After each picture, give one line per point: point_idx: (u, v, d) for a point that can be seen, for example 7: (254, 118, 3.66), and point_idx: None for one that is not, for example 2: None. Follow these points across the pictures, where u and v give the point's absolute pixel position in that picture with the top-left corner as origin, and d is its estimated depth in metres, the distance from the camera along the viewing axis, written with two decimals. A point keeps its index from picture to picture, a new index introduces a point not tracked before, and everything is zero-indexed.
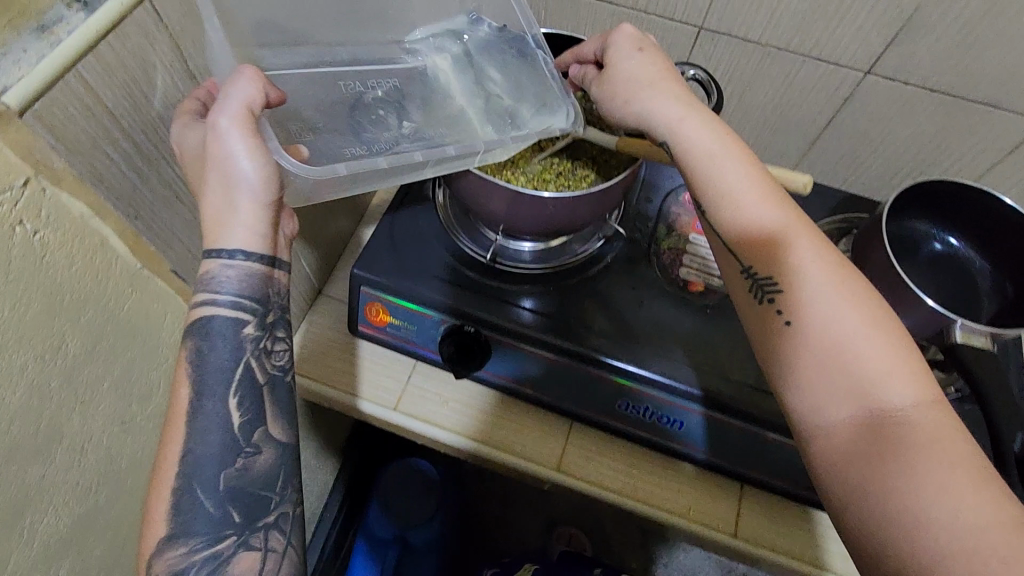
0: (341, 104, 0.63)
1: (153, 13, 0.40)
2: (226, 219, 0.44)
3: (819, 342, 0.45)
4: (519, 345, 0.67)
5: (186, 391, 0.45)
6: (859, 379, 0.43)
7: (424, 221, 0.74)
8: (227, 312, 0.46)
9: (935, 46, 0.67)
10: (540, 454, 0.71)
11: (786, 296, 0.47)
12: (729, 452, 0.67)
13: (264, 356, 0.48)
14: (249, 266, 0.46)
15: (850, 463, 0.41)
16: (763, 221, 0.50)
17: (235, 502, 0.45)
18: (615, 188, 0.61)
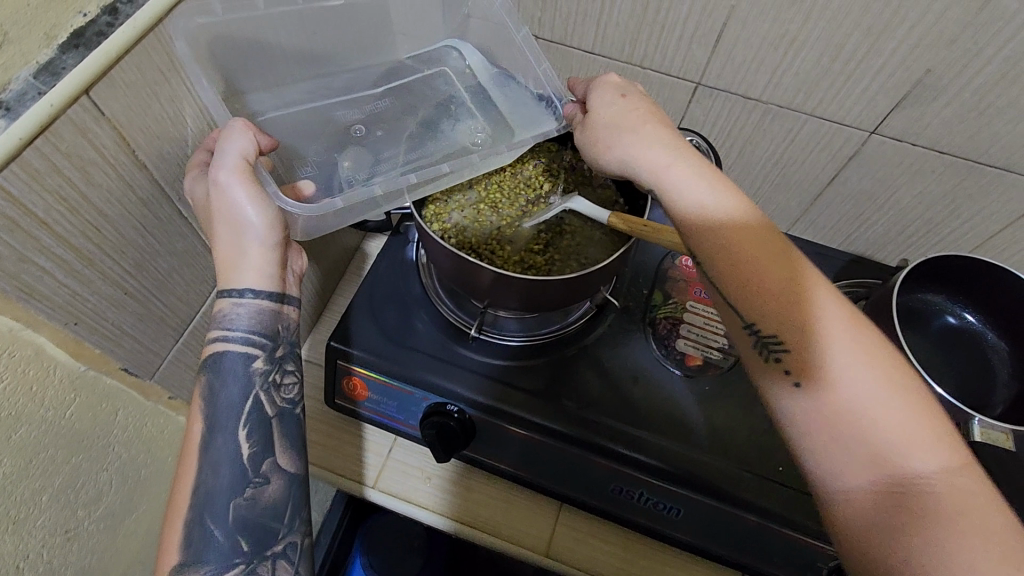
0: (338, 134, 0.59)
1: (92, 108, 0.36)
2: (234, 260, 0.45)
3: (833, 407, 0.39)
4: (493, 421, 0.62)
5: (198, 427, 0.44)
6: (879, 445, 0.38)
7: (406, 287, 0.71)
8: (238, 346, 0.46)
9: (945, 110, 0.64)
10: (528, 537, 0.66)
11: (795, 356, 0.41)
12: (731, 542, 0.62)
13: (273, 390, 0.47)
14: (258, 302, 0.46)
15: (871, 534, 0.37)
16: (766, 272, 0.42)
17: (244, 530, 0.44)
18: (608, 267, 0.58)
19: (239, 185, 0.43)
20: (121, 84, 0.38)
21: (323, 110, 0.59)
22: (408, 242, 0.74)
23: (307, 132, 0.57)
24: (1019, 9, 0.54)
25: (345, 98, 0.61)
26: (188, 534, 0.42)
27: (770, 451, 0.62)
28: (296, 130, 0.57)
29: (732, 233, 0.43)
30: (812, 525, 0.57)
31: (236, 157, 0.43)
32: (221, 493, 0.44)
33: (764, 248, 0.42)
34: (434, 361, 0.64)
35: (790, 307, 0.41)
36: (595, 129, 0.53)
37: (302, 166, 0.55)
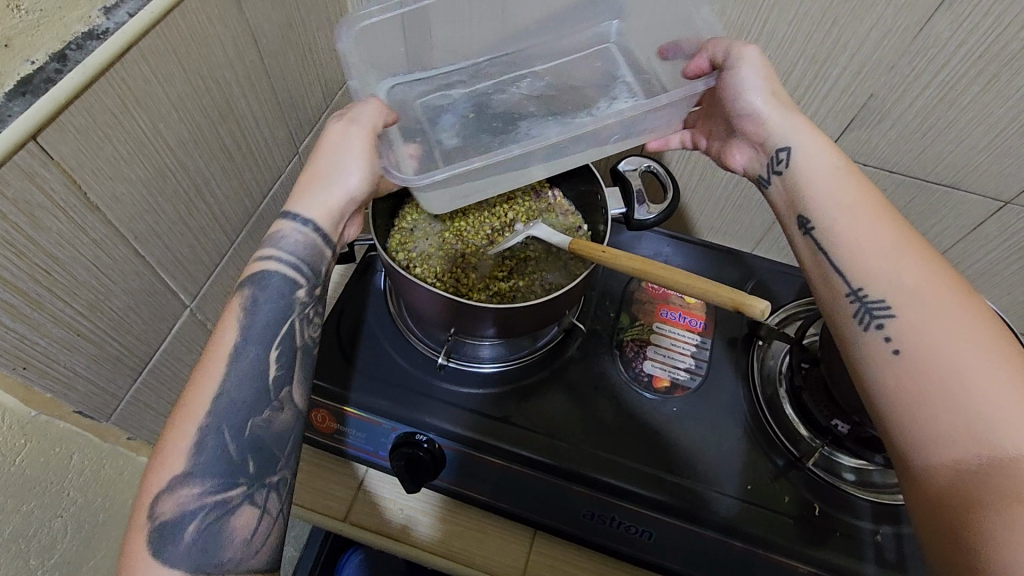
0: (481, 120, 0.63)
1: (40, 153, 0.36)
2: (309, 194, 0.49)
3: (928, 372, 0.40)
4: (472, 453, 0.62)
5: (231, 335, 0.43)
6: (969, 414, 0.37)
7: (374, 317, 0.71)
8: (285, 268, 0.46)
9: (891, 131, 0.66)
10: (503, 566, 0.66)
11: (900, 323, 0.42)
12: (703, 562, 0.62)
13: (305, 324, 0.47)
14: (311, 234, 0.48)
15: (948, 504, 0.36)
16: (878, 245, 0.45)
17: (254, 451, 0.42)
18: (569, 294, 0.58)
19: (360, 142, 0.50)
20: (72, 129, 0.38)
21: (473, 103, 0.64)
22: (374, 271, 0.75)
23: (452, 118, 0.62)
24: (951, 37, 0.56)
25: (509, 78, 0.66)
26: (198, 441, 0.41)
27: (740, 469, 0.62)
28: (438, 119, 0.62)
29: (843, 208, 0.48)
30: (782, 542, 0.57)
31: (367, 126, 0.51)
32: (239, 407, 0.42)
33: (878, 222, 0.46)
34: (405, 392, 0.64)
35: (899, 277, 0.44)
36: (744, 79, 0.54)
37: (435, 143, 0.60)
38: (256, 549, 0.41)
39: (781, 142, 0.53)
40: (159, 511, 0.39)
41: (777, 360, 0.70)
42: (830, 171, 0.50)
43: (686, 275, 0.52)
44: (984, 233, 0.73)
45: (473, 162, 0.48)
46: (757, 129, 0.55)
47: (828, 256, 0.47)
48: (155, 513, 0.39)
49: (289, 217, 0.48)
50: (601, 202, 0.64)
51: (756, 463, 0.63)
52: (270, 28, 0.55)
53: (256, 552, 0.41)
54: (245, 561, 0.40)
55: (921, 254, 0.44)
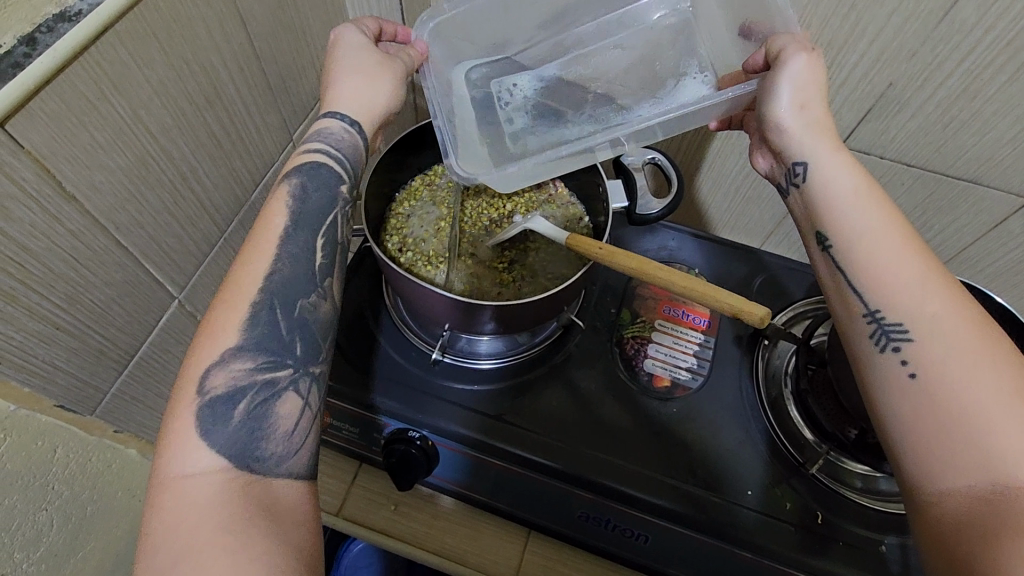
0: (560, 97, 0.61)
1: (9, 141, 0.35)
2: (349, 97, 0.52)
3: (948, 401, 0.36)
4: (479, 456, 0.61)
5: (284, 218, 0.45)
6: (987, 450, 0.34)
7: (369, 309, 0.69)
8: (330, 158, 0.49)
9: (910, 123, 0.63)
10: (495, 565, 0.65)
11: (918, 350, 0.38)
12: (701, 566, 0.60)
13: (346, 221, 0.49)
14: (353, 134, 0.51)
15: (962, 538, 0.33)
16: (903, 269, 0.40)
17: (301, 334, 0.43)
18: (567, 290, 0.56)
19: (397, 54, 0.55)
20: (41, 115, 0.36)
21: (548, 78, 0.62)
22: (370, 262, 0.73)
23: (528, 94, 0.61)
24: (978, 21, 0.53)
25: (576, 51, 0.63)
26: (253, 317, 0.41)
27: (741, 473, 0.61)
28: (506, 100, 0.61)
29: (868, 230, 0.42)
30: (780, 549, 0.56)
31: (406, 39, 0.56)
32: (290, 288, 0.43)
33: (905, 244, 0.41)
34: (401, 389, 0.63)
35: (925, 307, 0.39)
36: (780, 86, 0.48)
37: (505, 122, 0.60)
38: (294, 449, 0.40)
39: (799, 157, 0.48)
40: (209, 385, 0.39)
41: (783, 360, 0.67)
42: (852, 189, 0.44)
43: (682, 275, 0.50)
44: (1005, 231, 0.70)
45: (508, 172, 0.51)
46: (778, 139, 0.50)
47: (847, 276, 0.42)
48: (205, 387, 0.39)
49: (331, 117, 0.51)
50: (602, 195, 0.62)
51: (758, 469, 0.61)
52: (260, 10, 0.53)
53: (295, 451, 0.40)
54: (285, 454, 0.40)
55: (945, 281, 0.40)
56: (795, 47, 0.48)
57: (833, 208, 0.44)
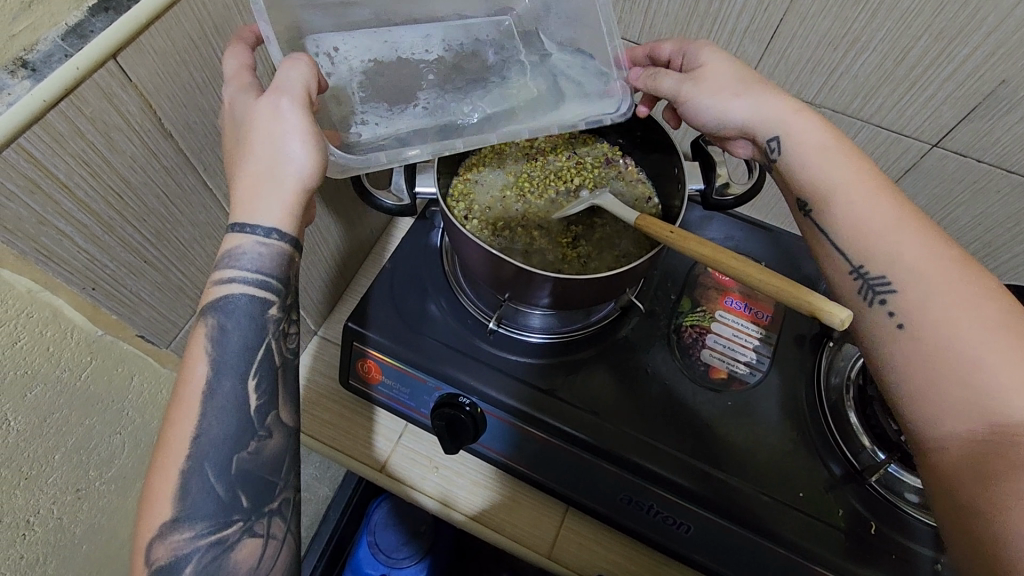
0: (394, 72, 0.54)
1: (119, 74, 0.36)
2: (259, 196, 0.41)
3: (934, 344, 0.42)
4: (521, 425, 0.61)
5: (204, 369, 0.41)
6: (976, 390, 0.39)
7: (428, 273, 0.70)
8: (250, 288, 0.43)
9: (1018, 126, 0.59)
10: (530, 537, 0.65)
11: (901, 300, 0.44)
12: (743, 568, 0.59)
13: (281, 338, 0.45)
14: (272, 246, 0.42)
15: (961, 475, 0.38)
16: (881, 222, 0.46)
17: (245, 484, 0.42)
18: (634, 272, 0.55)
19: (299, 116, 0.41)
20: (150, 50, 0.37)
21: (375, 52, 0.54)
22: (432, 226, 0.73)
23: (356, 67, 0.52)
24: None
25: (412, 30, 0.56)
26: (185, 485, 0.40)
27: (791, 474, 0.59)
28: (336, 66, 0.51)
29: (843, 189, 0.48)
30: (824, 553, 0.55)
31: (300, 87, 0.41)
32: (226, 444, 0.41)
33: (882, 199, 0.47)
34: (452, 353, 0.63)
35: (902, 257, 0.45)
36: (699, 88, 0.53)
37: (333, 102, 0.50)
38: (261, 572, 0.43)
39: (770, 133, 0.51)
40: (153, 557, 0.39)
41: (848, 363, 0.64)
42: (822, 150, 0.49)
43: (757, 269, 0.48)
44: None
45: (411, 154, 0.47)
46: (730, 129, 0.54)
47: (833, 237, 0.48)
48: (150, 560, 0.39)
49: (242, 229, 0.42)
50: (678, 177, 0.60)
51: (809, 470, 0.60)
52: None
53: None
54: None
55: (915, 227, 0.46)
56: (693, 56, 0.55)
57: (809, 175, 0.50)
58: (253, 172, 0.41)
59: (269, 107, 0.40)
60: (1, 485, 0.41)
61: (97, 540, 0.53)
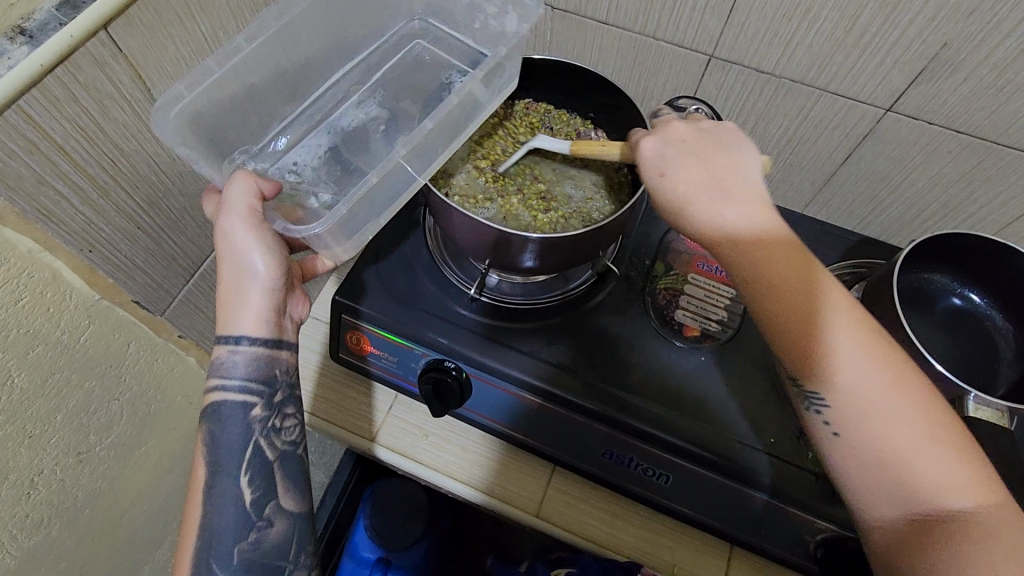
0: (344, 153, 0.57)
1: (110, 43, 0.39)
2: (234, 301, 0.46)
3: (872, 450, 0.42)
4: (519, 394, 0.64)
5: (202, 473, 0.47)
6: (909, 485, 0.41)
7: (411, 248, 0.72)
8: (236, 397, 0.48)
9: (962, 87, 0.62)
10: (521, 496, 0.68)
11: (841, 415, 0.43)
12: (724, 514, 0.62)
13: (273, 434, 0.50)
14: (254, 354, 0.48)
15: (895, 547, 0.41)
16: (822, 341, 0.43)
17: (251, 569, 0.48)
18: (607, 230, 0.58)
19: (246, 231, 0.45)
20: (138, 22, 0.40)
21: (324, 145, 0.57)
22: (416, 205, 0.76)
23: (310, 163, 0.56)
24: None
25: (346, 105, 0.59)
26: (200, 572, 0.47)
27: (763, 421, 0.62)
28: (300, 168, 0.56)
29: (786, 299, 0.44)
30: (799, 496, 0.58)
31: (243, 204, 0.45)
32: (228, 534, 0.47)
33: (819, 305, 0.44)
34: (436, 320, 0.66)
35: (841, 373, 0.43)
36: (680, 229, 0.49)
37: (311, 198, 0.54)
38: None
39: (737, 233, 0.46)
40: None
41: None
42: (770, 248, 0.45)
43: None
44: None
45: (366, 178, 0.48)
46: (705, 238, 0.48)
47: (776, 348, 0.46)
48: None
49: (224, 339, 0.47)
50: None
51: (782, 419, 0.63)
52: None
53: None
54: None
55: (851, 334, 0.44)
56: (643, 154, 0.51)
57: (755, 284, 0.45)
58: (229, 285, 0.46)
59: (223, 232, 0.45)
60: (8, 441, 0.43)
61: (98, 507, 0.55)
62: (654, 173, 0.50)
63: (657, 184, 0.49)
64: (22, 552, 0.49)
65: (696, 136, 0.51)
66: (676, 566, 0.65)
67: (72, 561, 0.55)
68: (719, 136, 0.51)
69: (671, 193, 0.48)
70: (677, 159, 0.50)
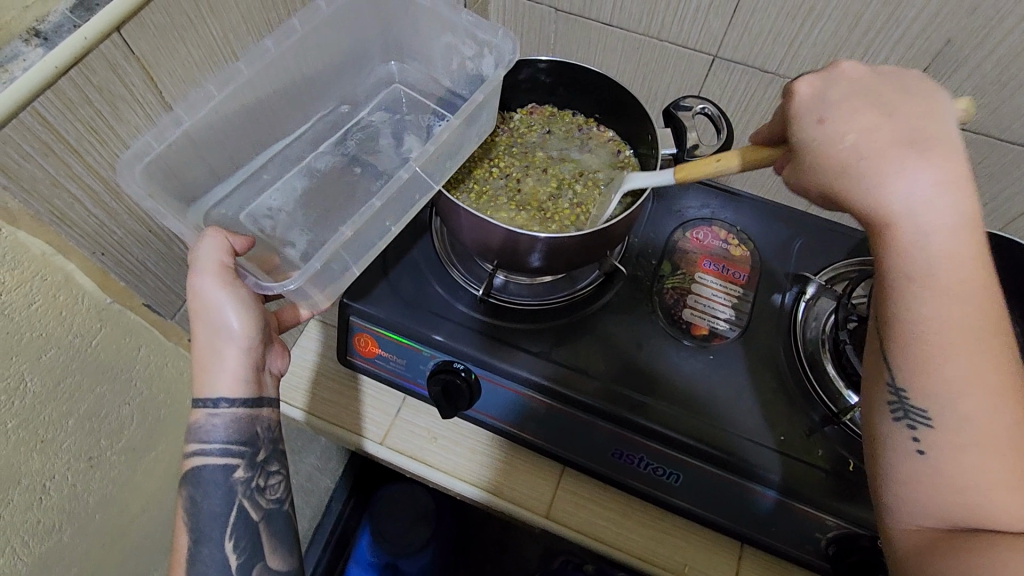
0: (317, 195, 0.59)
1: (122, 46, 0.39)
2: (209, 363, 0.46)
3: (946, 461, 0.38)
4: (529, 394, 0.64)
5: (185, 541, 0.47)
6: (972, 503, 0.37)
7: (418, 250, 0.72)
8: (215, 458, 0.48)
9: (966, 83, 0.63)
10: (530, 498, 0.68)
11: (933, 421, 0.39)
12: (733, 511, 0.62)
13: (258, 494, 0.50)
14: (234, 415, 0.47)
15: (925, 560, 0.38)
16: (940, 334, 0.38)
17: None
18: (616, 228, 0.58)
19: (219, 290, 0.45)
20: (151, 25, 0.40)
21: (299, 187, 0.58)
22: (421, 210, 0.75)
23: (283, 208, 0.57)
24: None
25: (321, 149, 0.61)
26: None
27: (773, 420, 0.62)
28: (276, 214, 0.56)
29: (924, 281, 0.39)
30: (812, 493, 0.58)
31: (214, 263, 0.45)
32: None
33: (971, 294, 0.39)
34: (445, 322, 0.66)
35: (949, 372, 0.38)
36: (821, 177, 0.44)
37: (287, 247, 0.55)
38: None
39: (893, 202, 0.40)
40: None
41: (820, 321, 0.67)
42: (950, 221, 0.39)
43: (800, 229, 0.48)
44: None
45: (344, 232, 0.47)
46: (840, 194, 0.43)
47: (885, 339, 0.41)
48: None
49: (202, 403, 0.47)
50: (651, 144, 0.64)
51: (792, 417, 0.63)
52: None
53: None
54: None
55: (982, 337, 0.38)
56: (804, 97, 0.45)
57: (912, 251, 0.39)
58: (204, 346, 0.46)
59: (194, 293, 0.45)
60: (20, 445, 0.43)
61: (106, 513, 0.55)
62: (812, 117, 0.44)
63: (814, 130, 0.44)
64: (33, 558, 0.48)
65: (874, 81, 0.45)
66: (686, 566, 0.65)
67: (80, 568, 0.54)
68: (913, 88, 0.44)
69: (836, 138, 0.43)
70: (842, 102, 0.43)
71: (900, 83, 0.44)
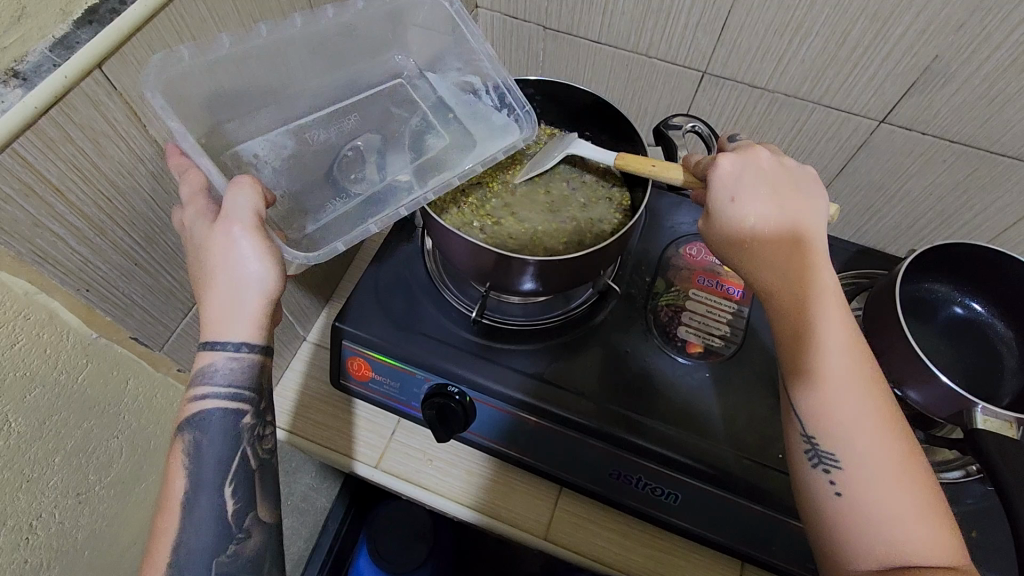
0: (307, 161, 0.57)
1: (105, 83, 0.38)
2: (228, 314, 0.44)
3: (862, 504, 0.41)
4: (523, 416, 0.63)
5: (182, 485, 0.45)
6: (887, 540, 0.39)
7: (411, 271, 0.72)
8: (221, 402, 0.46)
9: (954, 98, 0.63)
10: (529, 520, 0.67)
11: (843, 464, 0.42)
12: (734, 530, 0.62)
13: (257, 442, 0.48)
14: (242, 361, 0.45)
15: None
16: (833, 384, 0.43)
17: None
18: (610, 248, 0.57)
19: (249, 238, 0.43)
20: (132, 60, 0.40)
21: (291, 145, 0.57)
22: (413, 231, 0.75)
23: (271, 163, 0.55)
24: None
25: (323, 113, 0.60)
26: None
27: (771, 436, 0.62)
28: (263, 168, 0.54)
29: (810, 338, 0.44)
30: None
31: (248, 212, 0.43)
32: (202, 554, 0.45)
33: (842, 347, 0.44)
34: (439, 347, 0.65)
35: (846, 417, 0.42)
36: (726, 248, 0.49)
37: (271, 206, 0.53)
38: None
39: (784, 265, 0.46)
40: None
41: None
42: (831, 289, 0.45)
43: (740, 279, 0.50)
44: None
45: (372, 230, 0.51)
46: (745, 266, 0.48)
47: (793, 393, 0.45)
48: None
49: (213, 346, 0.45)
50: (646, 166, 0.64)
51: None
52: None
53: None
54: None
55: (860, 384, 0.43)
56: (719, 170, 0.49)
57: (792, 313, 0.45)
58: (222, 295, 0.43)
59: (222, 238, 0.42)
60: (5, 486, 0.42)
61: (96, 547, 0.54)
62: (723, 194, 0.49)
63: (724, 206, 0.48)
64: None
65: (775, 168, 0.50)
66: None
67: None
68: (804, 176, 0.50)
69: (738, 217, 0.47)
70: (746, 183, 0.48)
71: (793, 171, 0.50)
